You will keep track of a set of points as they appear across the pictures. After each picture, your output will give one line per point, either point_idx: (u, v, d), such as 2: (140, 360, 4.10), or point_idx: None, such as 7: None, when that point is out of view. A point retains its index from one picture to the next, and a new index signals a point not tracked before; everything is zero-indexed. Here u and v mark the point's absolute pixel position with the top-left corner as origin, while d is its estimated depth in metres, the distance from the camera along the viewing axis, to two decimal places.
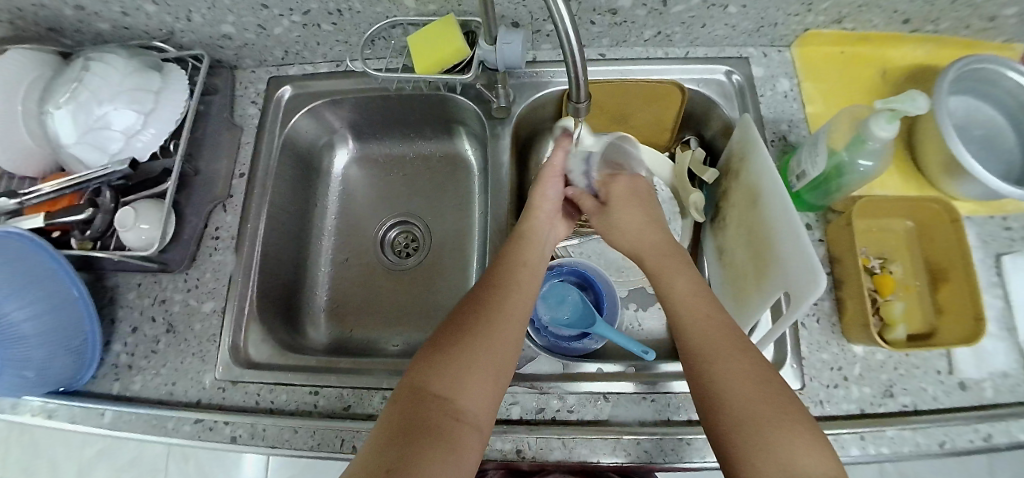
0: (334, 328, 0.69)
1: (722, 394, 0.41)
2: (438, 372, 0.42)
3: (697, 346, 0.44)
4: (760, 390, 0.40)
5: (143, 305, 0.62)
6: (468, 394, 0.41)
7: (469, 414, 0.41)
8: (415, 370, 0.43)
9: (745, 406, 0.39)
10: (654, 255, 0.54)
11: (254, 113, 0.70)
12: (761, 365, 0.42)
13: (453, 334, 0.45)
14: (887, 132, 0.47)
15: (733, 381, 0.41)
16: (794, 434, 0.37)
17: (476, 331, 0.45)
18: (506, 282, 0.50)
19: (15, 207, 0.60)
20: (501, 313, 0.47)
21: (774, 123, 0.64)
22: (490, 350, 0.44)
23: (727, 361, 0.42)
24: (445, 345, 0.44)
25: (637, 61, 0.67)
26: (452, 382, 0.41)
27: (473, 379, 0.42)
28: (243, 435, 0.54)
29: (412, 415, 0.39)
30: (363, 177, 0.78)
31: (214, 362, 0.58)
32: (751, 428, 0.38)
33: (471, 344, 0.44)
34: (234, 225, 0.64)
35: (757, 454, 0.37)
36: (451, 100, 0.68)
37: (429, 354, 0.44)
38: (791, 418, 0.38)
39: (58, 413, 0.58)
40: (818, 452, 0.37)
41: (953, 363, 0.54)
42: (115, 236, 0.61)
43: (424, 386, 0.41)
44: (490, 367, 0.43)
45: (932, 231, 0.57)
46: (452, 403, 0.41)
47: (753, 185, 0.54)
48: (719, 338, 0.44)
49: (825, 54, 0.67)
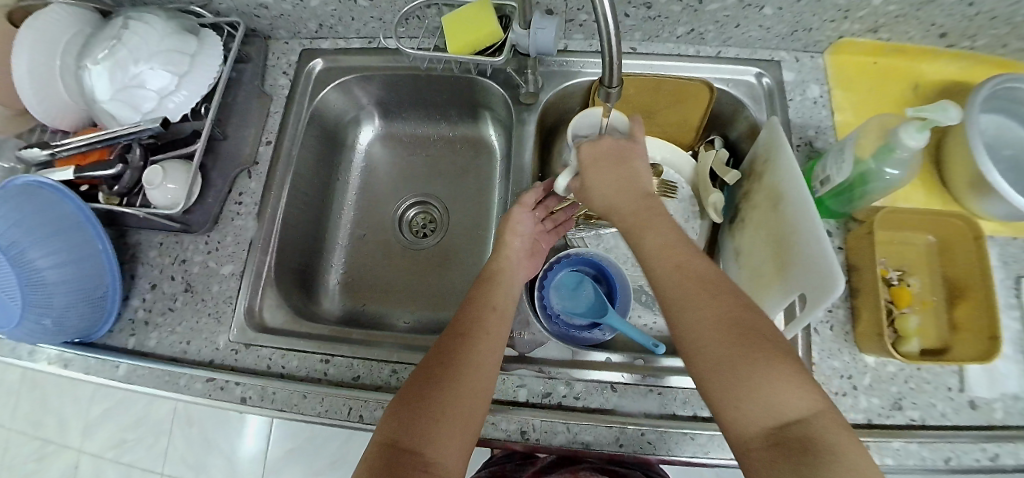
0: (348, 301, 0.70)
1: (701, 350, 0.41)
2: (410, 423, 0.41)
3: (673, 302, 0.44)
4: (741, 340, 0.40)
5: (163, 263, 0.63)
6: (437, 439, 0.41)
7: (441, 460, 0.40)
8: (388, 421, 0.42)
9: (724, 359, 0.39)
10: (630, 211, 0.51)
11: (284, 83, 0.70)
12: (740, 311, 0.41)
13: (424, 377, 0.44)
14: (917, 142, 0.47)
15: (712, 335, 0.41)
16: (779, 381, 0.37)
17: (446, 375, 0.44)
18: (474, 324, 0.48)
19: (47, 158, 0.62)
20: (470, 358, 0.46)
21: (802, 129, 0.64)
22: (460, 396, 0.43)
23: (706, 316, 0.41)
24: (415, 391, 0.43)
25: (668, 57, 0.67)
26: (422, 437, 0.41)
27: (442, 423, 0.41)
28: (252, 396, 0.55)
29: (382, 465, 0.39)
30: (386, 155, 0.79)
31: (229, 323, 0.59)
32: (733, 380, 0.39)
33: (442, 390, 0.43)
34: (257, 192, 0.65)
35: (742, 403, 0.38)
36: (480, 84, 0.68)
37: (400, 404, 0.43)
38: (774, 363, 0.38)
39: (72, 363, 0.60)
40: (802, 393, 0.37)
41: (965, 381, 0.53)
42: (141, 194, 0.62)
43: (395, 437, 0.41)
44: (461, 410, 0.43)
45: (952, 247, 0.56)
46: (423, 455, 0.40)
47: (777, 188, 0.54)
48: (694, 292, 0.43)
49: (857, 63, 0.66)
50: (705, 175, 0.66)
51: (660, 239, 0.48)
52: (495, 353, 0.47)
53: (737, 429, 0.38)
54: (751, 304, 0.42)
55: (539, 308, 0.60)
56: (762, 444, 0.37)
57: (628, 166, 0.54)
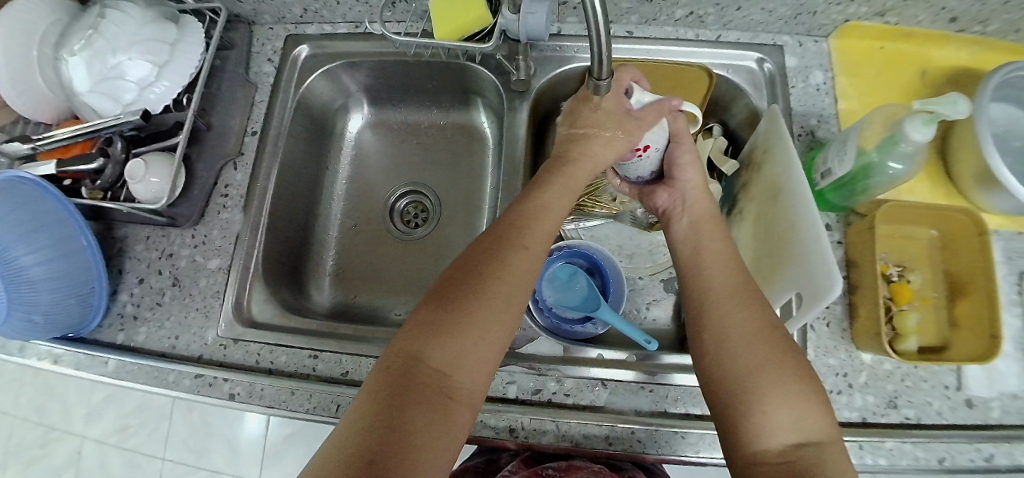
0: (339, 293, 0.70)
1: (738, 348, 0.41)
2: (434, 335, 0.39)
3: (716, 302, 0.44)
4: (777, 351, 0.40)
5: (151, 257, 0.63)
6: (466, 359, 0.39)
7: (465, 382, 0.39)
8: (410, 331, 0.40)
9: (760, 363, 0.40)
10: (694, 207, 0.53)
11: (269, 71, 0.68)
12: (780, 326, 0.43)
13: (455, 285, 0.42)
14: (922, 136, 0.45)
15: (750, 338, 0.41)
16: (805, 400, 0.38)
17: (481, 285, 0.42)
18: (524, 234, 0.46)
19: (29, 152, 0.60)
20: (511, 275, 0.43)
21: (803, 117, 0.61)
22: (493, 312, 0.41)
23: (746, 321, 0.42)
24: (447, 300, 0.41)
25: (665, 41, 0.65)
26: (451, 355, 0.39)
27: (472, 339, 0.40)
28: (241, 393, 0.55)
29: (402, 378, 0.37)
30: (377, 143, 0.77)
31: (217, 318, 0.59)
32: (763, 385, 0.39)
33: (473, 300, 0.41)
34: (243, 184, 0.64)
35: (768, 409, 0.38)
36: (471, 70, 0.66)
37: (430, 310, 0.41)
38: (802, 382, 0.39)
39: (63, 358, 0.60)
40: (823, 418, 0.38)
41: (962, 380, 0.52)
42: (125, 188, 0.61)
43: (419, 350, 0.39)
44: (493, 330, 0.41)
45: (955, 243, 0.54)
46: (449, 376, 0.38)
47: (775, 181, 0.52)
48: (738, 296, 0.44)
49: (864, 48, 0.63)
50: (702, 164, 0.64)
51: (716, 242, 0.49)
52: (532, 263, 0.45)
53: (754, 437, 0.38)
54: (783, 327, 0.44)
55: (531, 302, 0.59)
56: (777, 454, 0.37)
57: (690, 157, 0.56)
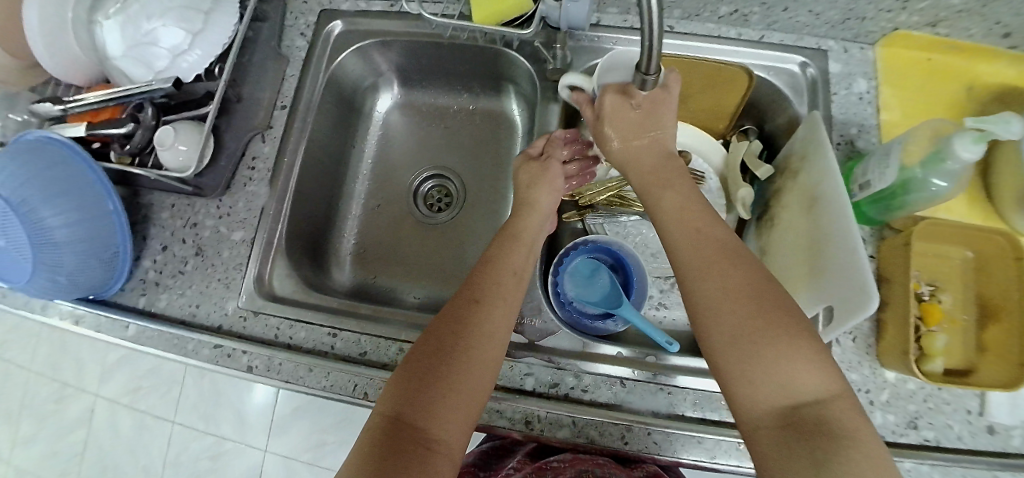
0: (357, 273, 0.70)
1: (716, 317, 0.40)
2: (414, 397, 0.40)
3: (692, 267, 0.42)
4: (757, 312, 0.38)
5: (175, 225, 0.63)
6: (444, 414, 0.40)
7: (445, 436, 0.39)
8: (390, 394, 0.41)
9: (741, 330, 0.38)
10: (653, 168, 0.49)
11: (301, 45, 0.67)
12: (761, 283, 0.40)
13: (432, 346, 0.43)
14: (971, 154, 0.44)
15: (729, 305, 0.39)
16: (796, 357, 0.37)
17: (457, 346, 0.43)
18: (493, 289, 0.46)
19: (60, 113, 0.60)
20: (481, 328, 0.44)
21: (843, 126, 0.60)
22: (469, 372, 0.42)
23: (725, 285, 0.40)
24: (424, 362, 0.42)
25: (706, 39, 0.63)
26: (426, 414, 0.40)
27: (448, 397, 0.40)
28: (259, 366, 0.55)
29: (384, 440, 0.38)
30: (403, 125, 0.76)
31: (238, 290, 0.59)
32: (746, 351, 0.38)
33: (449, 360, 0.42)
34: (270, 157, 0.63)
35: (755, 377, 0.37)
36: (505, 56, 0.64)
37: (407, 371, 0.42)
38: (791, 336, 0.37)
39: (85, 320, 0.60)
40: (818, 371, 0.36)
41: (987, 405, 0.51)
42: (153, 154, 0.61)
43: (398, 412, 0.40)
44: (469, 389, 0.41)
45: (991, 265, 0.53)
46: (425, 432, 0.39)
47: (812, 190, 0.51)
48: (714, 258, 0.42)
49: (911, 59, 0.61)
50: (734, 167, 0.63)
51: (680, 200, 0.47)
52: (504, 321, 0.45)
53: (749, 404, 0.37)
54: (771, 276, 0.41)
55: (552, 294, 0.58)
56: (771, 420, 0.36)
57: (658, 122, 0.49)
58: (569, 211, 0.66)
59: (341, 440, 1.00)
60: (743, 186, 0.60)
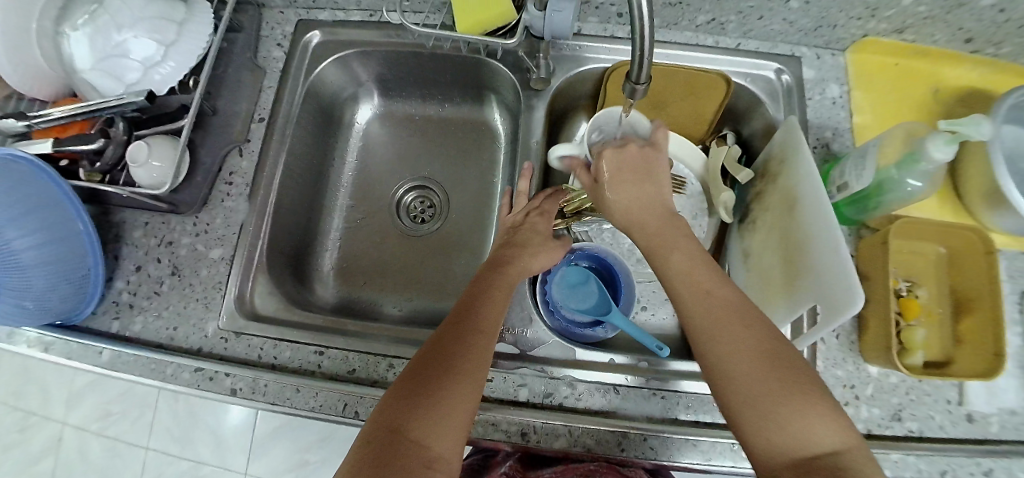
0: (342, 287, 0.68)
1: (731, 381, 0.39)
2: (407, 409, 0.38)
3: (701, 329, 0.42)
4: (771, 372, 0.38)
5: (149, 244, 0.61)
6: (443, 426, 0.37)
7: (437, 448, 0.37)
8: (385, 407, 0.39)
9: (757, 393, 0.38)
10: (644, 216, 0.50)
11: (278, 56, 0.66)
12: (770, 339, 0.40)
13: (420, 364, 0.41)
14: (943, 154, 0.46)
15: (744, 367, 0.39)
16: (810, 413, 0.37)
17: (450, 363, 0.41)
18: (486, 311, 0.46)
19: (24, 129, 0.57)
20: (468, 342, 0.43)
21: (819, 130, 0.61)
22: (465, 380, 0.40)
23: (735, 347, 0.40)
24: (420, 373, 0.40)
25: (685, 46, 0.64)
26: (428, 426, 0.37)
27: (442, 410, 0.38)
28: (243, 388, 0.53)
29: (378, 454, 0.35)
30: (386, 135, 0.76)
31: (218, 310, 0.57)
32: (764, 413, 0.37)
33: (447, 376, 0.40)
34: (249, 171, 0.62)
35: (773, 436, 0.37)
36: (488, 65, 0.64)
37: (401, 386, 0.40)
38: (806, 395, 0.37)
39: (53, 346, 0.58)
40: (834, 426, 0.36)
41: (964, 395, 0.53)
42: (125, 171, 0.59)
43: (399, 423, 0.37)
44: (465, 398, 0.39)
45: (963, 260, 0.55)
46: (428, 448, 0.36)
47: (792, 192, 0.52)
48: (722, 319, 0.42)
49: (879, 64, 0.64)
50: (717, 171, 0.63)
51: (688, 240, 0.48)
52: (491, 337, 0.44)
53: (767, 459, 0.37)
54: (779, 332, 0.41)
55: (541, 302, 0.58)
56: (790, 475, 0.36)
57: (655, 180, 0.51)
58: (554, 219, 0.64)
59: (324, 459, 0.96)
60: (725, 189, 0.61)
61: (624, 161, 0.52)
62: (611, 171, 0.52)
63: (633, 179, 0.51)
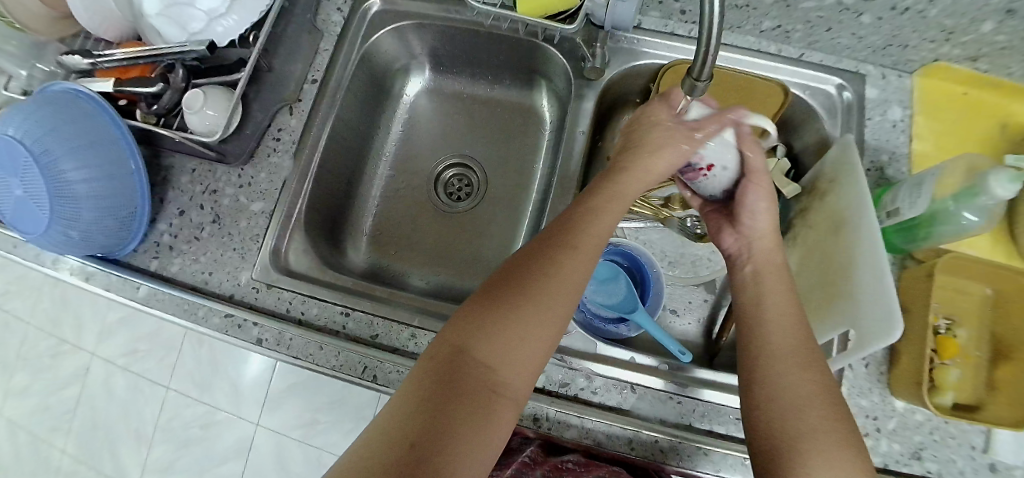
0: (373, 255, 0.70)
1: (795, 409, 0.36)
2: (480, 332, 0.38)
3: (777, 347, 0.40)
4: (837, 415, 0.36)
5: (194, 191, 0.63)
6: (514, 357, 0.37)
7: (507, 378, 0.37)
8: (459, 323, 0.39)
9: (818, 432, 0.35)
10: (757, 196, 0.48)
11: (337, 20, 0.67)
12: (821, 366, 0.39)
13: (499, 285, 0.40)
14: (1007, 191, 0.44)
15: (811, 399, 0.36)
16: (843, 447, 0.34)
17: (532, 289, 0.39)
18: (577, 237, 0.42)
19: (88, 67, 0.61)
20: (559, 272, 0.40)
21: (875, 152, 0.59)
22: (545, 313, 0.39)
23: (807, 378, 0.38)
24: (502, 296, 0.39)
25: (745, 51, 0.63)
26: (498, 353, 0.37)
27: (514, 338, 0.37)
28: (269, 339, 0.55)
29: (445, 374, 0.36)
30: (432, 110, 0.76)
31: (254, 261, 0.59)
32: (818, 455, 0.34)
33: (529, 303, 0.39)
34: (297, 130, 0.63)
35: (803, 454, 0.34)
36: (542, 50, 0.64)
37: (473, 308, 0.39)
38: (862, 458, 0.34)
39: (95, 277, 0.61)
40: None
41: (991, 443, 0.51)
42: (179, 117, 0.61)
43: (466, 343, 0.37)
44: (543, 327, 0.38)
45: (1011, 305, 0.52)
46: (495, 373, 0.36)
47: (839, 212, 0.51)
48: (800, 347, 0.39)
49: (948, 92, 0.61)
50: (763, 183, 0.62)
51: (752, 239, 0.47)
52: (584, 266, 0.41)
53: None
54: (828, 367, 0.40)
55: None
56: None
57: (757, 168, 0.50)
58: None
59: (333, 420, 0.98)
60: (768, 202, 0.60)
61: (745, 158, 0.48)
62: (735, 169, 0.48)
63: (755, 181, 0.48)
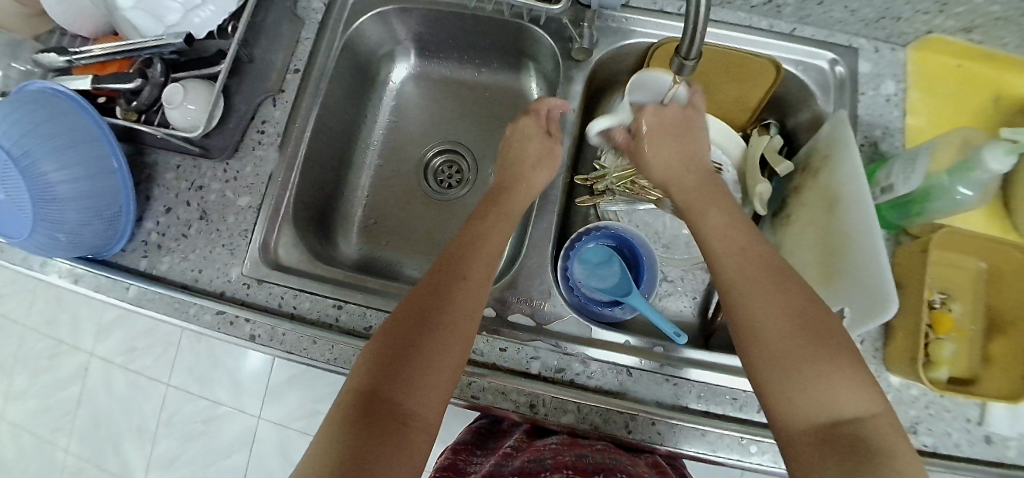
0: (365, 246, 0.69)
1: (756, 338, 0.39)
2: (390, 368, 0.38)
3: (730, 287, 0.42)
4: (800, 332, 0.37)
5: (179, 188, 0.61)
6: (419, 389, 0.38)
7: (417, 411, 0.37)
8: (361, 370, 0.39)
9: (785, 350, 0.37)
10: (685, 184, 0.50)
11: (318, 7, 0.65)
12: (802, 304, 0.39)
13: (408, 321, 0.41)
14: (1002, 165, 0.44)
15: (772, 324, 0.38)
16: (837, 377, 0.35)
17: (427, 323, 0.41)
18: (464, 270, 0.45)
19: (65, 65, 0.59)
20: (445, 302, 0.43)
21: (868, 127, 0.58)
22: (441, 340, 0.41)
23: (765, 304, 0.39)
24: (398, 335, 0.40)
25: (737, 28, 0.61)
26: (403, 388, 0.38)
27: (418, 370, 0.39)
28: (261, 335, 0.55)
29: (354, 413, 0.36)
30: (419, 96, 0.75)
31: (243, 257, 0.58)
32: (787, 372, 0.37)
33: (423, 337, 0.40)
34: (281, 122, 0.62)
35: (798, 395, 0.36)
36: (529, 31, 0.63)
37: (374, 352, 0.40)
38: (837, 358, 0.36)
39: (84, 279, 0.60)
40: (862, 392, 0.35)
41: (986, 415, 0.52)
42: (160, 112, 0.59)
43: (371, 386, 0.38)
44: (439, 357, 0.40)
45: (1005, 278, 0.52)
46: (402, 407, 0.37)
47: (833, 189, 0.50)
48: (756, 277, 0.41)
49: (941, 64, 0.60)
50: (755, 160, 0.61)
51: None
52: (472, 295, 0.44)
53: (787, 420, 0.36)
54: (815, 297, 0.40)
55: (561, 277, 0.57)
56: (810, 437, 0.35)
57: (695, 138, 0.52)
58: (582, 196, 0.65)
59: None
60: (763, 180, 0.59)
61: (665, 118, 0.52)
62: (649, 128, 0.52)
63: (673, 137, 0.52)
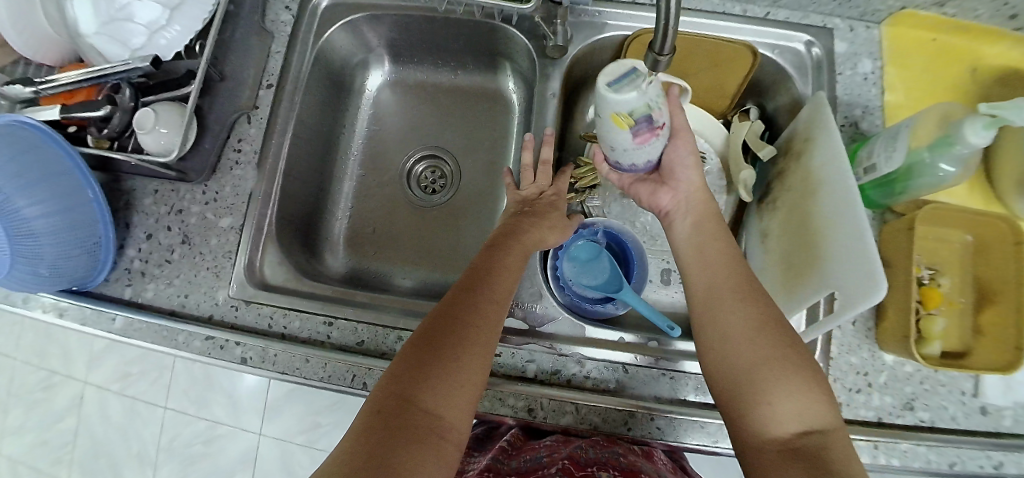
0: (351, 258, 0.68)
1: (734, 344, 0.40)
2: (417, 380, 0.38)
3: (709, 298, 0.44)
4: (782, 341, 0.39)
5: (159, 212, 0.60)
6: (455, 400, 0.38)
7: (451, 421, 0.37)
8: (395, 375, 0.38)
9: (761, 358, 0.39)
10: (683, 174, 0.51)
11: (286, 19, 0.64)
12: (775, 317, 0.41)
13: (434, 331, 0.41)
14: (981, 139, 0.44)
15: (745, 335, 0.40)
16: (803, 391, 0.37)
17: (463, 332, 0.41)
18: (494, 281, 0.46)
19: (32, 94, 0.57)
20: (479, 313, 0.43)
21: (847, 107, 0.58)
22: (473, 347, 0.40)
23: (743, 312, 0.41)
24: (434, 341, 0.40)
25: (711, 15, 0.61)
26: (440, 397, 0.37)
27: (454, 382, 0.38)
28: (253, 357, 0.54)
29: (389, 422, 0.36)
30: (396, 102, 0.74)
31: (228, 279, 0.57)
32: (761, 382, 0.38)
33: (460, 347, 0.40)
34: (258, 138, 0.61)
35: (767, 405, 0.37)
36: (502, 31, 0.62)
37: (409, 355, 0.39)
38: (802, 372, 0.38)
39: (68, 312, 0.59)
40: (824, 407, 0.37)
41: (980, 387, 0.52)
42: (133, 137, 0.58)
43: (409, 393, 0.37)
44: (474, 368, 0.40)
45: (991, 249, 0.52)
46: (439, 418, 0.37)
47: (816, 171, 0.50)
48: (732, 289, 0.43)
49: (915, 38, 0.60)
50: (738, 147, 0.61)
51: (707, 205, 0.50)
52: (503, 308, 0.45)
53: (757, 429, 0.37)
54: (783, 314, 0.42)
55: (551, 277, 0.57)
56: (774, 448, 0.36)
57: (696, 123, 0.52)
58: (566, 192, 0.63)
59: (336, 421, 0.98)
60: (746, 167, 0.59)
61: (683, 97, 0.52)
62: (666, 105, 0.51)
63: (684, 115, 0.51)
